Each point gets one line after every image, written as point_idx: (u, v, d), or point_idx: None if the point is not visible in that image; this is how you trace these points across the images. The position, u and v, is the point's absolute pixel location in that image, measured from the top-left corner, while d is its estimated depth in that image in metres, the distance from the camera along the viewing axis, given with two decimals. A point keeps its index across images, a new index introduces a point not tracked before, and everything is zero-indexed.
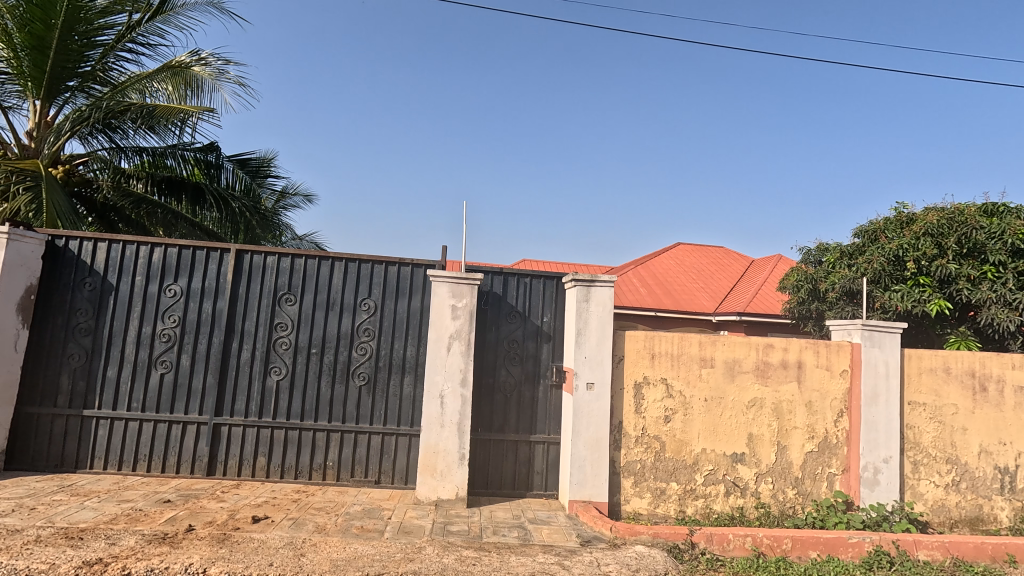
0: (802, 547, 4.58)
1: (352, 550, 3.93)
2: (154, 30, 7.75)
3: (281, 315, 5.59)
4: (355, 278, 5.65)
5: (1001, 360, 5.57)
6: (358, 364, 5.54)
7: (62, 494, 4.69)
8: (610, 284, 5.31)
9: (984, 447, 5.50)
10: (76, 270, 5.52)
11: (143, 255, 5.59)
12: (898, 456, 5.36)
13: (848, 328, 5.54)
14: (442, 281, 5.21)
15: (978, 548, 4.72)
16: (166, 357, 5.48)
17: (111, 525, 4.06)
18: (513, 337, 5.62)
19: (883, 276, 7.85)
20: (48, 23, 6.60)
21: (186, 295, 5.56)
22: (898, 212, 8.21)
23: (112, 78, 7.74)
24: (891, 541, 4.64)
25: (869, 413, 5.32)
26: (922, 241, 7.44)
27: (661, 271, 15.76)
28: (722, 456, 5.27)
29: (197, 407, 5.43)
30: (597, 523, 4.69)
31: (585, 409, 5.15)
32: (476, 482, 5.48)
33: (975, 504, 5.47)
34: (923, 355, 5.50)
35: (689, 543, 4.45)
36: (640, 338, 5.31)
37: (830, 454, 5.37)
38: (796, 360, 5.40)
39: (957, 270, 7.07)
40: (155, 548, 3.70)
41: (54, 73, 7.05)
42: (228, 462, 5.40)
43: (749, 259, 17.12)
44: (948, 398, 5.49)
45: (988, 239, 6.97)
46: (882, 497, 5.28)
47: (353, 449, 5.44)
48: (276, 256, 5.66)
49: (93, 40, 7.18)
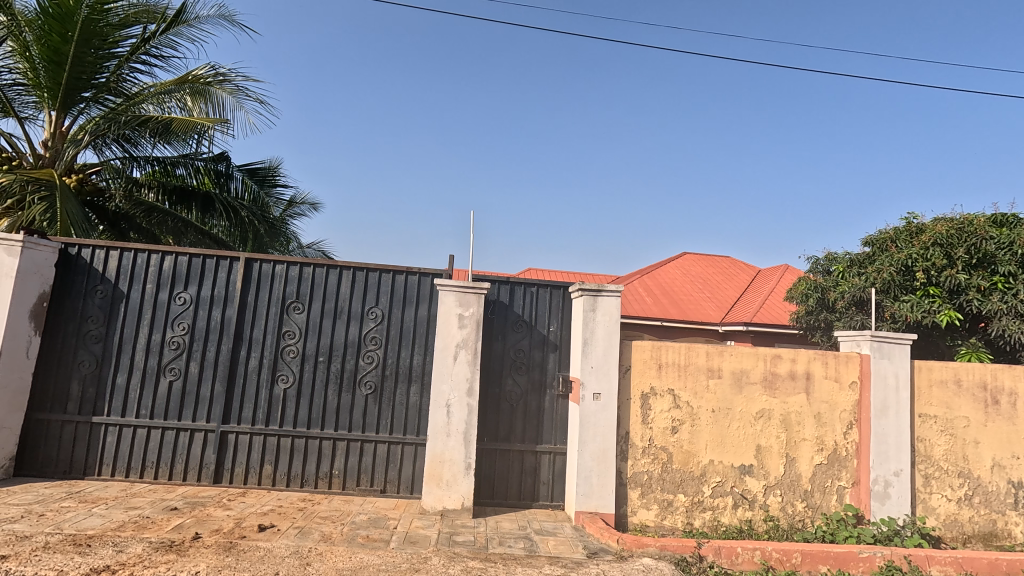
0: (812, 561, 4.51)
1: (357, 559, 3.92)
2: (166, 42, 7.90)
3: (289, 323, 5.62)
4: (363, 287, 5.67)
5: (1014, 372, 5.51)
6: (364, 373, 5.55)
7: (70, 501, 4.72)
8: (616, 294, 5.29)
9: (997, 461, 5.43)
10: (87, 278, 5.58)
11: (154, 263, 5.65)
12: (909, 469, 5.30)
13: (857, 339, 5.49)
14: (448, 290, 5.22)
15: (992, 564, 4.63)
16: (175, 364, 5.52)
17: (118, 532, 4.07)
18: (519, 347, 5.62)
19: (892, 286, 7.77)
20: (65, 36, 6.68)
21: (195, 303, 5.60)
22: (908, 221, 8.15)
23: (125, 89, 7.81)
24: (902, 556, 4.57)
25: (879, 425, 5.28)
26: (931, 251, 7.37)
27: (667, 280, 15.74)
28: (730, 468, 5.23)
29: (204, 415, 5.46)
30: (604, 535, 4.64)
31: (591, 420, 5.13)
32: (481, 492, 5.46)
33: (989, 519, 5.40)
34: (934, 367, 5.44)
35: (696, 556, 4.40)
36: (647, 348, 5.30)
37: (840, 467, 5.32)
38: (804, 371, 5.37)
39: (966, 281, 7.01)
40: (162, 556, 3.70)
41: (70, 85, 7.12)
42: (235, 470, 5.41)
43: (756, 269, 17.05)
44: (959, 411, 5.43)
45: (998, 250, 6.93)
46: (893, 511, 5.22)
47: (358, 457, 5.44)
48: (284, 265, 5.71)
49: (109, 52, 7.28)
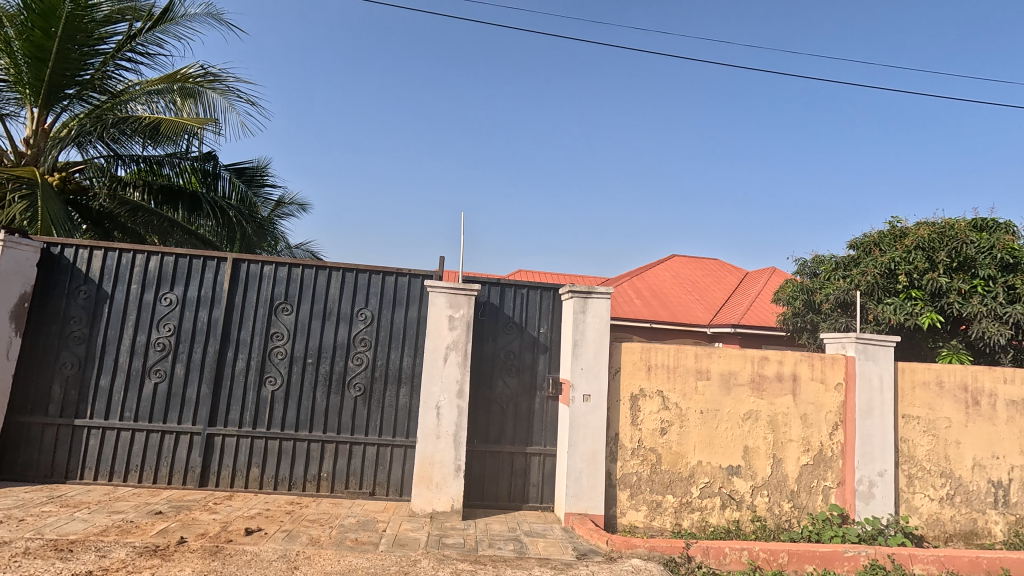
0: (798, 561, 4.56)
1: (346, 563, 3.89)
2: (152, 39, 7.80)
3: (277, 324, 5.57)
4: (352, 288, 5.64)
5: (994, 374, 5.62)
6: (353, 375, 5.51)
7: (51, 505, 4.62)
8: (606, 296, 5.33)
9: (977, 461, 5.53)
10: (71, 278, 5.49)
11: (139, 263, 5.57)
12: (892, 470, 5.38)
13: (843, 341, 5.58)
14: (439, 291, 5.21)
15: (973, 562, 4.72)
16: (160, 366, 5.44)
17: (101, 537, 4.00)
18: (510, 348, 5.62)
19: (876, 289, 7.88)
20: (49, 31, 6.57)
21: (181, 304, 5.53)
22: (891, 225, 8.29)
23: (110, 87, 7.68)
24: (886, 555, 4.63)
25: (864, 426, 5.35)
26: (914, 255, 7.51)
27: (656, 282, 15.83)
28: (718, 468, 5.27)
29: (190, 417, 5.38)
30: (594, 536, 4.65)
31: (581, 421, 5.15)
32: (471, 494, 5.45)
33: (970, 518, 5.50)
34: (916, 369, 5.54)
35: (685, 556, 4.43)
36: (636, 349, 5.32)
37: (825, 468, 5.38)
38: (791, 373, 5.42)
39: (947, 284, 7.15)
40: (146, 561, 3.65)
41: (53, 81, 6.98)
42: (221, 473, 5.34)
43: (742, 271, 17.21)
44: (941, 412, 5.52)
45: (978, 254, 7.08)
46: (877, 510, 5.30)
47: (347, 459, 5.40)
48: (272, 266, 5.65)
49: (94, 48, 7.13)
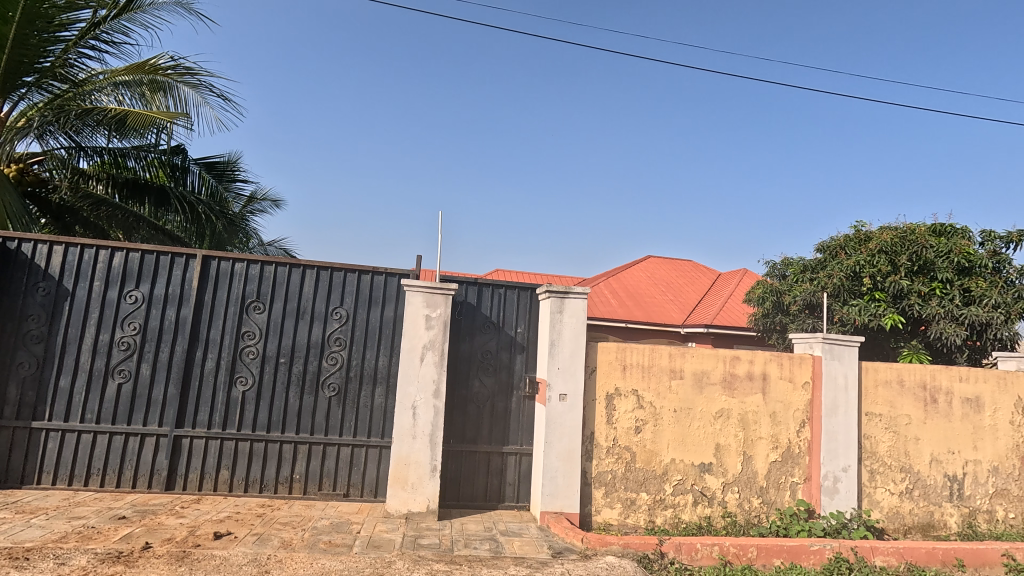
0: (766, 555, 4.67)
1: (319, 566, 3.83)
2: (118, 28, 7.54)
3: (249, 323, 5.44)
4: (327, 287, 5.55)
5: (950, 373, 5.86)
6: (327, 375, 5.43)
7: (6, 512, 4.42)
8: (582, 296, 5.37)
9: (935, 456, 5.76)
10: (28, 274, 5.26)
11: (103, 259, 5.37)
12: (856, 465, 5.57)
13: (810, 341, 5.74)
14: (416, 290, 5.16)
15: (930, 553, 4.92)
16: (125, 366, 5.26)
17: (61, 544, 3.85)
18: (486, 348, 5.61)
19: (842, 291, 8.11)
20: (4, 15, 6.26)
21: (147, 302, 5.35)
22: (857, 229, 8.57)
23: (72, 75, 7.32)
24: (850, 548, 4.79)
25: (830, 424, 5.52)
26: (877, 258, 7.77)
27: (631, 283, 16.01)
28: (690, 466, 5.37)
29: (156, 419, 5.22)
30: (569, 534, 4.68)
31: (557, 420, 5.17)
32: (447, 495, 5.42)
33: (927, 510, 5.72)
34: (879, 368, 5.74)
35: (657, 552, 4.50)
36: (612, 349, 5.37)
37: (793, 464, 5.53)
38: (761, 372, 5.56)
39: (908, 286, 7.44)
40: (109, 568, 3.52)
41: (10, 69, 6.62)
42: (189, 476, 5.20)
43: (713, 272, 17.53)
44: (902, 410, 5.73)
45: (937, 257, 7.37)
46: (842, 505, 5.47)
47: (321, 461, 5.31)
48: (244, 263, 5.51)
49: (55, 35, 6.81)
